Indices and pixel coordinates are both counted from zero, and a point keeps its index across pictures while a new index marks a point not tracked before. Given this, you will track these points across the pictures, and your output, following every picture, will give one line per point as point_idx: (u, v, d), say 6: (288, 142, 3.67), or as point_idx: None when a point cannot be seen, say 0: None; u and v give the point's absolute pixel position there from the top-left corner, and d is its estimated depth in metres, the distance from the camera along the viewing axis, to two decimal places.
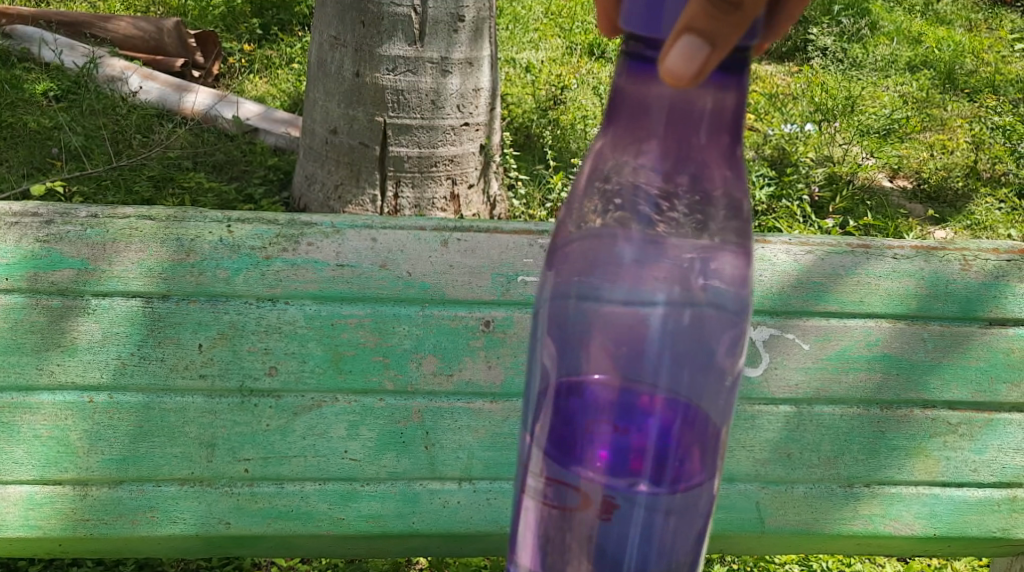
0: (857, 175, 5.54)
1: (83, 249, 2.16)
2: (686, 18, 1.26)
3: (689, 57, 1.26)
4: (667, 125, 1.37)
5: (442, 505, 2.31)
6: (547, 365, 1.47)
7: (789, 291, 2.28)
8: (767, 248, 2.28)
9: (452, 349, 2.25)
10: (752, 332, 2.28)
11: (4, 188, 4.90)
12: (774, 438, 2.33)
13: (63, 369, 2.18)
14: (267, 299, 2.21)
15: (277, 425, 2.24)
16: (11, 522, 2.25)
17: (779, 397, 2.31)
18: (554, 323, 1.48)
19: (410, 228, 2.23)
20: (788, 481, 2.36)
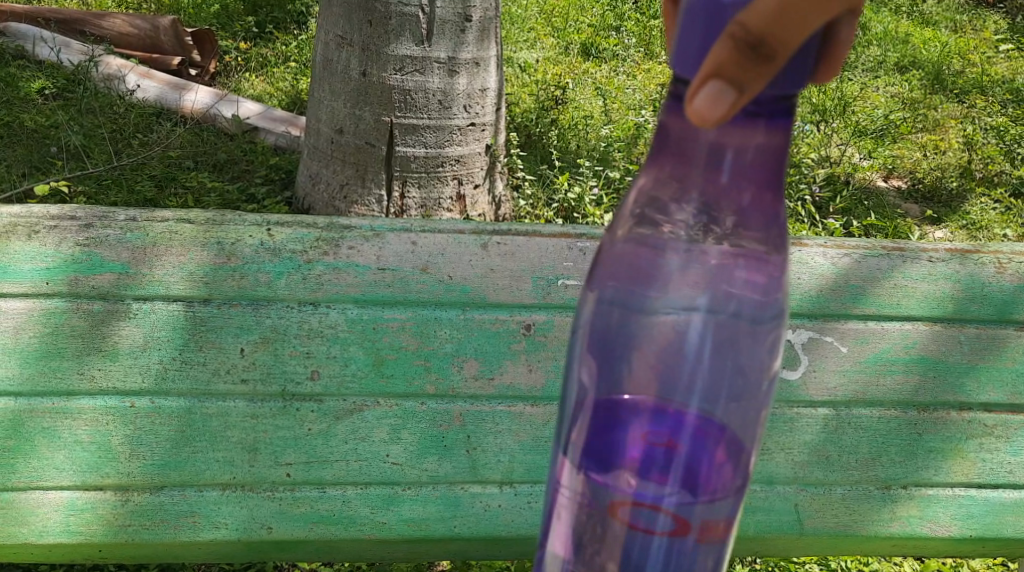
0: (854, 175, 5.56)
1: (124, 252, 2.15)
2: (715, 59, 1.20)
3: (719, 101, 1.21)
4: (710, 170, 1.34)
5: (483, 508, 2.30)
6: (586, 376, 1.45)
7: (828, 295, 2.31)
8: (804, 250, 2.31)
9: (495, 352, 2.24)
10: (791, 335, 2.31)
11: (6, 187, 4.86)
12: (812, 440, 2.35)
13: (104, 374, 2.17)
14: (308, 304, 2.21)
15: (320, 429, 2.24)
16: (51, 527, 2.23)
17: (818, 399, 2.34)
18: (593, 336, 1.46)
19: (450, 231, 2.24)
20: (826, 483, 2.38)
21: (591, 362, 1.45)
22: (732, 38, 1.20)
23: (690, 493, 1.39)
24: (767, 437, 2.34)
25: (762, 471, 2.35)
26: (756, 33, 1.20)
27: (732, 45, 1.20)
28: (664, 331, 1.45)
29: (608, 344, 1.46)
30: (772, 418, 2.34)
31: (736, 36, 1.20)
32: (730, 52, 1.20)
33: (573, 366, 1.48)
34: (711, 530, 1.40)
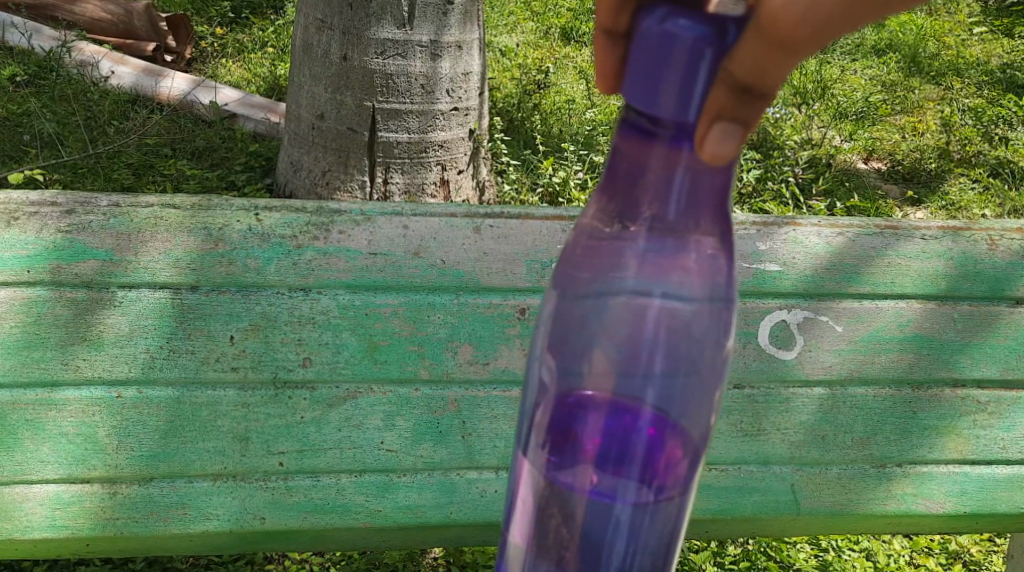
0: (835, 157, 5.55)
1: (107, 239, 2.13)
2: (714, 101, 1.19)
3: (727, 140, 1.19)
4: (658, 203, 1.29)
5: (480, 494, 2.25)
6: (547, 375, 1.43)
7: (823, 274, 2.31)
8: (799, 230, 2.31)
9: (488, 337, 2.22)
10: (786, 314, 2.30)
11: None
12: (809, 420, 2.33)
13: (90, 364, 2.13)
14: (299, 290, 2.19)
15: (312, 417, 2.19)
16: (37, 522, 2.17)
17: (813, 379, 2.32)
18: (553, 332, 1.43)
19: (443, 214, 2.23)
20: (823, 463, 2.35)
21: (550, 359, 1.43)
22: (723, 82, 1.18)
23: (645, 490, 1.41)
24: (763, 417, 2.32)
25: (760, 453, 2.33)
26: (756, 75, 1.16)
27: (728, 87, 1.18)
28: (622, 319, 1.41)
29: (569, 340, 1.43)
30: (768, 398, 2.32)
31: (728, 79, 1.17)
32: (727, 96, 1.18)
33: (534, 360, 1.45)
34: (665, 520, 1.43)
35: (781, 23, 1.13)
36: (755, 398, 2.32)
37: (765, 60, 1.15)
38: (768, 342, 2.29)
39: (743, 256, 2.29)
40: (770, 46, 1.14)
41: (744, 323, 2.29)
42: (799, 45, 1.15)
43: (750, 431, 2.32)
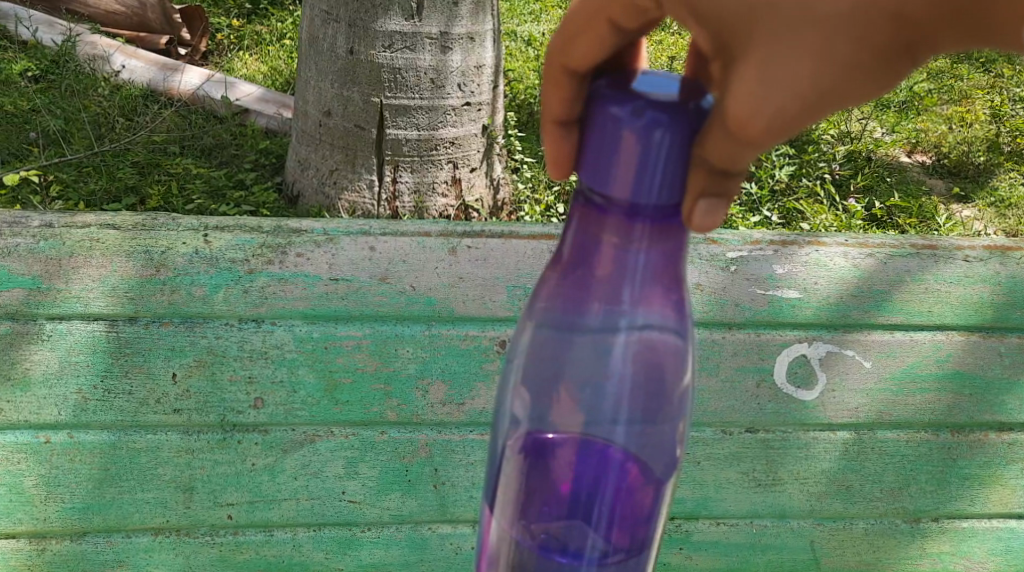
0: (876, 150, 4.77)
1: (34, 264, 1.89)
2: (693, 181, 1.16)
3: (713, 215, 1.16)
4: (618, 264, 1.22)
5: (454, 551, 2.08)
6: (521, 411, 1.34)
7: (849, 301, 1.98)
8: (821, 250, 1.97)
9: (464, 374, 1.97)
10: (807, 349, 2.00)
11: None
12: (831, 468, 2.08)
13: (13, 407, 1.95)
14: (250, 320, 1.94)
15: (265, 464, 2.00)
16: None
17: (837, 422, 2.05)
18: (529, 366, 1.32)
19: (414, 233, 1.93)
20: (847, 516, 2.13)
21: (526, 396, 1.33)
22: (696, 162, 1.15)
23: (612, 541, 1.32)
24: (779, 466, 2.07)
25: (773, 505, 2.10)
26: (728, 159, 1.13)
27: (702, 168, 1.15)
28: (592, 356, 1.30)
29: (540, 378, 1.32)
30: (784, 443, 2.06)
31: (702, 162, 1.15)
32: (700, 173, 1.15)
33: (506, 394, 1.35)
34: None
35: (744, 120, 1.08)
36: (770, 443, 2.06)
37: (732, 150, 1.12)
38: (786, 381, 2.01)
39: (757, 281, 1.96)
40: (737, 138, 1.10)
41: (759, 358, 1.99)
42: (766, 138, 1.09)
43: (764, 481, 2.08)
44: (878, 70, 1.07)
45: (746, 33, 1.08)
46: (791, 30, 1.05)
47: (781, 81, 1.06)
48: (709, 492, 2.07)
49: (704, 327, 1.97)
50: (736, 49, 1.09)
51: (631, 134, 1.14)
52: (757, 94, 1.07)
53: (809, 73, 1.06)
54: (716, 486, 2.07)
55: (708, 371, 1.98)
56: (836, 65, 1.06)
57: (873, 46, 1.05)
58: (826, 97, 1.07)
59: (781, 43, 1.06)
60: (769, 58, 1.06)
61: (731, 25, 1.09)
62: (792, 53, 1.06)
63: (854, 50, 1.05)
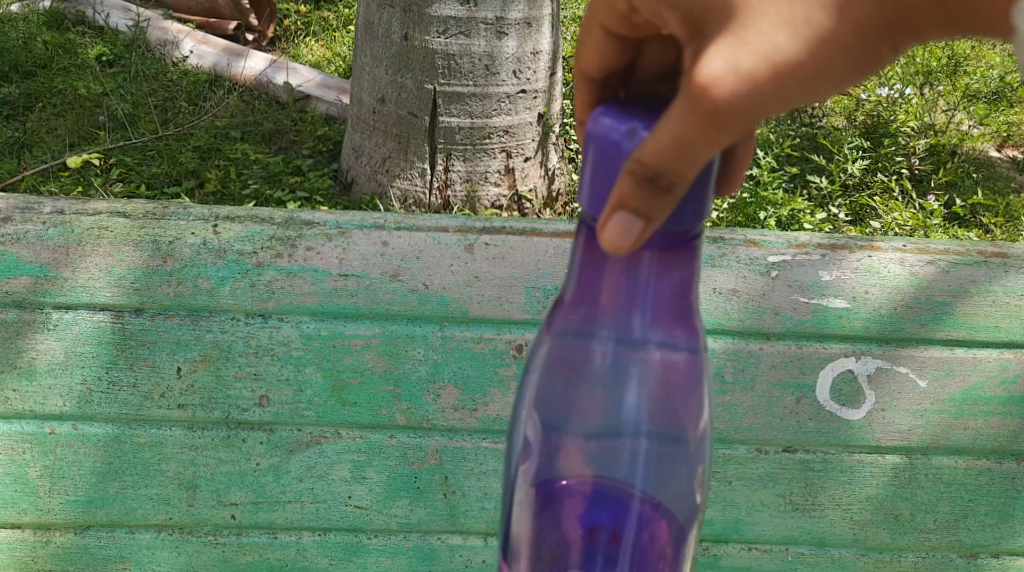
0: (960, 144, 4.04)
1: (42, 252, 1.82)
2: (616, 190, 1.07)
3: (627, 234, 1.07)
4: (628, 288, 1.15)
5: (463, 564, 1.99)
6: (532, 433, 1.29)
7: (904, 313, 1.82)
8: (876, 256, 1.80)
9: (479, 380, 1.87)
10: (853, 364, 1.85)
11: (35, 159, 3.71)
12: (878, 494, 1.93)
13: (20, 396, 1.89)
14: (257, 315, 1.87)
15: (269, 464, 1.92)
16: None
17: (886, 445, 1.90)
18: (542, 390, 1.27)
19: (431, 228, 1.84)
20: (894, 548, 1.98)
21: (538, 417, 1.29)
22: (632, 168, 1.06)
23: None
24: (820, 489, 1.92)
25: (812, 531, 1.95)
26: (664, 161, 1.06)
27: (633, 177, 1.06)
28: (603, 379, 1.25)
29: (553, 402, 1.27)
30: (826, 465, 1.91)
31: (636, 168, 1.06)
32: (628, 180, 1.06)
33: (520, 414, 1.31)
34: None
35: (714, 82, 1.10)
36: (810, 466, 1.91)
37: (675, 146, 1.06)
38: (829, 399, 1.86)
39: (801, 288, 1.80)
40: (698, 113, 1.08)
41: (799, 372, 1.84)
42: (734, 112, 1.10)
43: (803, 505, 1.93)
44: (845, 49, 1.16)
45: (724, 5, 1.15)
46: (768, 0, 1.14)
47: (758, 46, 1.13)
48: (742, 513, 1.94)
49: (739, 336, 1.83)
50: (711, 27, 1.15)
51: (592, 141, 1.08)
52: (731, 57, 1.12)
53: (784, 42, 1.14)
54: (749, 508, 1.93)
55: (743, 385, 1.85)
56: (811, 39, 1.15)
57: (843, 24, 1.16)
58: (801, 68, 1.14)
59: (759, 14, 1.14)
60: (746, 25, 1.13)
61: (707, 3, 1.16)
62: (768, 22, 1.13)
63: (825, 25, 1.15)
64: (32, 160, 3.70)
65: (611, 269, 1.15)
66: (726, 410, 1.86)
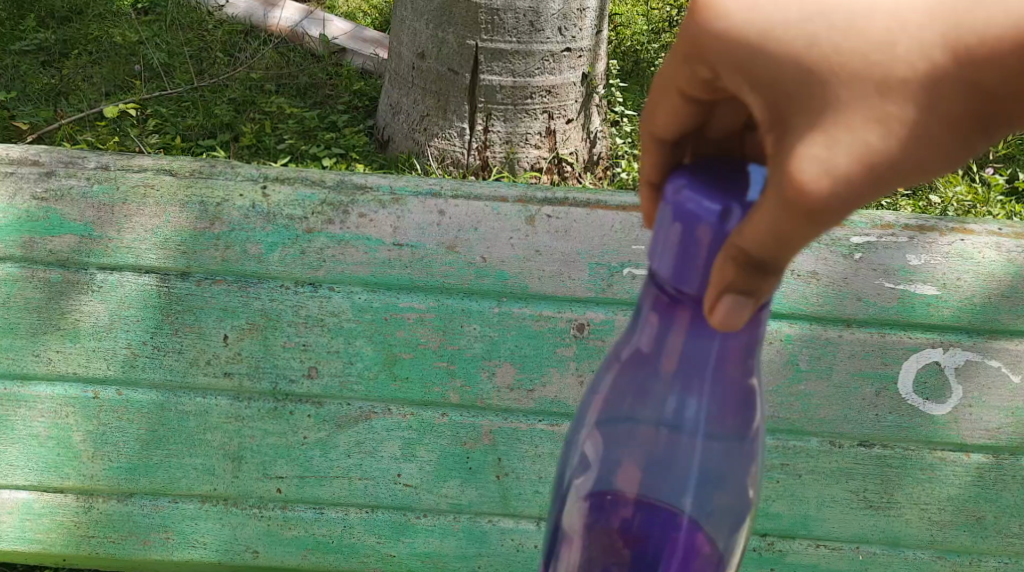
0: None
1: (87, 210, 1.77)
2: (718, 272, 0.85)
3: (737, 318, 0.86)
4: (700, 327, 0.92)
5: (515, 548, 1.91)
6: (589, 456, 1.06)
7: (998, 303, 1.76)
8: (969, 240, 1.76)
9: (537, 359, 1.80)
10: (942, 357, 1.79)
11: (69, 107, 3.63)
12: (961, 495, 1.88)
13: (63, 358, 1.83)
14: (308, 284, 1.79)
15: (317, 438, 1.86)
16: (6, 533, 1.97)
17: (973, 443, 1.85)
18: (601, 417, 1.03)
19: (489, 197, 1.77)
20: (975, 551, 1.93)
21: (597, 443, 1.05)
22: (732, 252, 0.84)
23: None
24: (896, 487, 1.88)
25: (887, 530, 1.91)
26: (772, 243, 0.83)
27: (736, 259, 0.84)
28: (664, 423, 1.00)
29: (612, 433, 1.04)
30: (905, 463, 1.86)
31: (738, 251, 0.84)
32: (730, 266, 0.85)
33: (578, 430, 1.07)
34: None
35: (808, 190, 0.80)
36: (889, 463, 1.87)
37: (787, 230, 0.82)
38: (914, 392, 1.81)
39: (886, 273, 1.75)
40: (799, 211, 0.81)
41: (881, 363, 1.79)
42: (838, 214, 0.82)
43: (879, 502, 1.89)
44: (958, 148, 0.81)
45: (807, 89, 0.81)
46: (861, 89, 0.80)
47: (856, 145, 0.80)
48: (811, 510, 1.90)
49: (818, 322, 1.79)
50: (799, 115, 0.82)
51: (676, 213, 0.87)
52: (822, 157, 0.80)
53: (883, 143, 0.80)
54: (819, 503, 1.89)
55: (819, 374, 1.80)
56: (916, 137, 0.80)
57: (952, 120, 0.80)
58: (902, 174, 0.81)
59: (851, 106, 0.80)
60: (835, 119, 0.80)
61: (789, 83, 0.82)
62: (863, 117, 0.80)
63: (930, 119, 0.80)
64: (67, 108, 3.62)
65: (684, 320, 0.92)
66: (800, 400, 1.82)
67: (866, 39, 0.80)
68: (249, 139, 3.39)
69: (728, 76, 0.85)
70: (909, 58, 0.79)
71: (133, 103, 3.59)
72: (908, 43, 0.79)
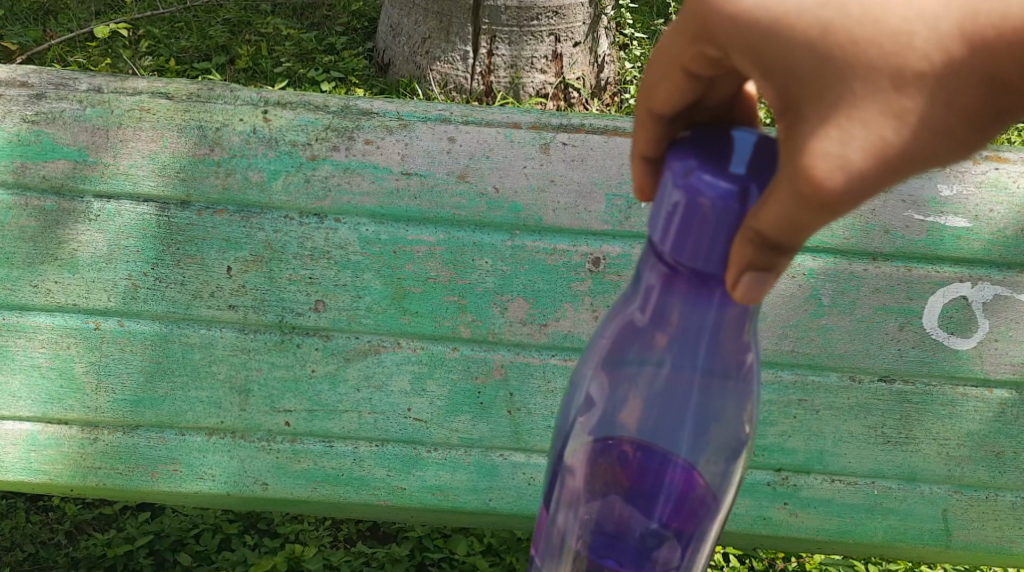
0: None
1: (80, 134, 1.71)
2: (737, 251, 0.83)
3: (757, 292, 0.84)
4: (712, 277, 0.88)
5: (526, 482, 1.87)
6: (592, 396, 1.02)
7: None
8: (1004, 169, 1.73)
9: (551, 294, 1.75)
10: (970, 291, 1.76)
11: (59, 26, 3.52)
12: (980, 430, 1.84)
13: (61, 287, 1.77)
14: (313, 214, 1.73)
15: (325, 372, 1.81)
16: (11, 463, 1.89)
17: (995, 378, 1.81)
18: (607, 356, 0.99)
19: (501, 124, 1.71)
20: (993, 486, 1.89)
21: (601, 383, 1.01)
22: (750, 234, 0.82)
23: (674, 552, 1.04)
24: (915, 422, 1.84)
25: (903, 466, 1.86)
26: (788, 229, 0.80)
27: (752, 238, 0.82)
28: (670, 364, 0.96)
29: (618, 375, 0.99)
30: (925, 398, 1.83)
31: (755, 232, 0.82)
32: (747, 245, 0.82)
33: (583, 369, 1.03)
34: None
35: (823, 184, 0.76)
36: (909, 398, 1.83)
37: (801, 217, 0.79)
38: (939, 326, 1.78)
39: (917, 204, 1.73)
40: (813, 203, 0.78)
41: (905, 298, 1.76)
42: (852, 205, 0.78)
43: (896, 438, 1.85)
44: (972, 137, 0.78)
45: (821, 80, 0.78)
46: (875, 83, 0.76)
47: (871, 139, 0.76)
48: (827, 445, 1.85)
49: (843, 255, 1.75)
50: (811, 106, 0.78)
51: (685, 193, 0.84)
52: (836, 152, 0.76)
53: (898, 137, 0.76)
54: (835, 439, 1.85)
55: (841, 309, 1.76)
56: (932, 129, 0.77)
57: (966, 112, 0.77)
58: (916, 164, 0.78)
59: (864, 99, 0.76)
60: (848, 113, 0.77)
61: (804, 73, 0.78)
62: (878, 111, 0.76)
63: (946, 111, 0.76)
64: (57, 26, 3.51)
65: (682, 284, 0.89)
66: (821, 335, 1.78)
67: (881, 31, 0.76)
68: (244, 64, 3.30)
69: (739, 59, 0.82)
70: (924, 49, 0.75)
71: (125, 22, 3.47)
72: (924, 34, 0.75)
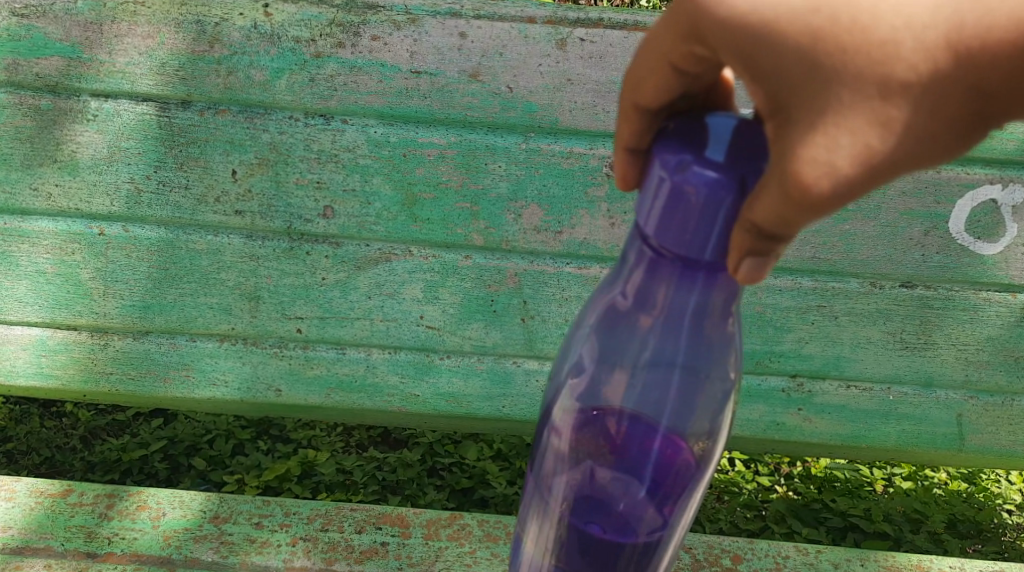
0: None
1: (72, 30, 1.62)
2: (736, 238, 0.83)
3: (760, 275, 0.84)
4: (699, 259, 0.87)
5: (540, 389, 1.85)
6: (586, 359, 1.00)
7: None
8: None
9: (566, 200, 1.69)
10: (999, 193, 1.69)
11: None
12: (1001, 336, 1.80)
13: (62, 192, 1.72)
14: (319, 115, 1.67)
15: (336, 279, 1.77)
16: (23, 367, 1.89)
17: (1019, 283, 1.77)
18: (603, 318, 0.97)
19: (516, 19, 1.59)
20: (1008, 391, 1.86)
21: (593, 348, 0.99)
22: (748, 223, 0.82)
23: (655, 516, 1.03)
24: (935, 328, 1.80)
25: (920, 371, 1.84)
26: (782, 221, 0.80)
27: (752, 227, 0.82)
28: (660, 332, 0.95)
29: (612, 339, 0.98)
30: (946, 303, 1.78)
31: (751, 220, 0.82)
32: (746, 233, 0.82)
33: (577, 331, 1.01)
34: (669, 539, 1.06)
35: (811, 187, 0.77)
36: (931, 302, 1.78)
37: (793, 212, 0.79)
38: (966, 228, 1.71)
39: None
40: (802, 203, 0.78)
41: (933, 202, 1.70)
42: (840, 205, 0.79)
43: (915, 344, 1.81)
44: (958, 140, 0.79)
45: (810, 85, 0.78)
46: (862, 91, 0.77)
47: (856, 147, 0.77)
48: (844, 351, 1.82)
49: None
50: (799, 109, 0.79)
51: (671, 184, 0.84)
52: (823, 159, 0.77)
53: (885, 145, 0.77)
54: (853, 345, 1.81)
55: (866, 214, 1.70)
56: (918, 134, 0.77)
57: (952, 119, 0.78)
58: (903, 167, 0.79)
59: (851, 107, 0.77)
60: (834, 119, 0.77)
61: (793, 76, 0.78)
62: (864, 120, 0.77)
63: (931, 118, 0.77)
64: None
65: (668, 267, 0.89)
66: (844, 241, 1.72)
67: (870, 39, 0.76)
68: None
69: (728, 58, 0.81)
70: (912, 59, 0.76)
71: None
72: (912, 45, 0.76)
